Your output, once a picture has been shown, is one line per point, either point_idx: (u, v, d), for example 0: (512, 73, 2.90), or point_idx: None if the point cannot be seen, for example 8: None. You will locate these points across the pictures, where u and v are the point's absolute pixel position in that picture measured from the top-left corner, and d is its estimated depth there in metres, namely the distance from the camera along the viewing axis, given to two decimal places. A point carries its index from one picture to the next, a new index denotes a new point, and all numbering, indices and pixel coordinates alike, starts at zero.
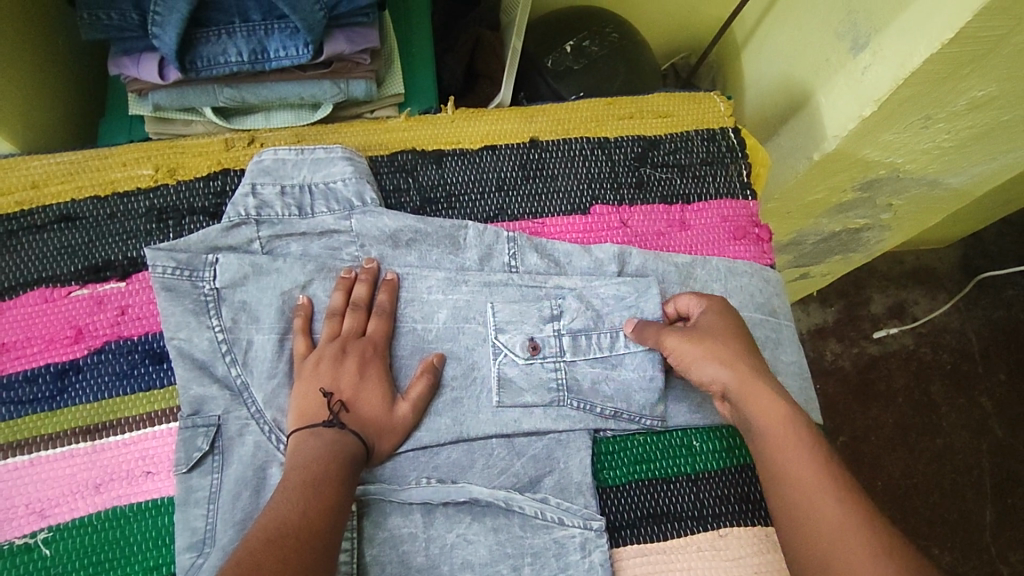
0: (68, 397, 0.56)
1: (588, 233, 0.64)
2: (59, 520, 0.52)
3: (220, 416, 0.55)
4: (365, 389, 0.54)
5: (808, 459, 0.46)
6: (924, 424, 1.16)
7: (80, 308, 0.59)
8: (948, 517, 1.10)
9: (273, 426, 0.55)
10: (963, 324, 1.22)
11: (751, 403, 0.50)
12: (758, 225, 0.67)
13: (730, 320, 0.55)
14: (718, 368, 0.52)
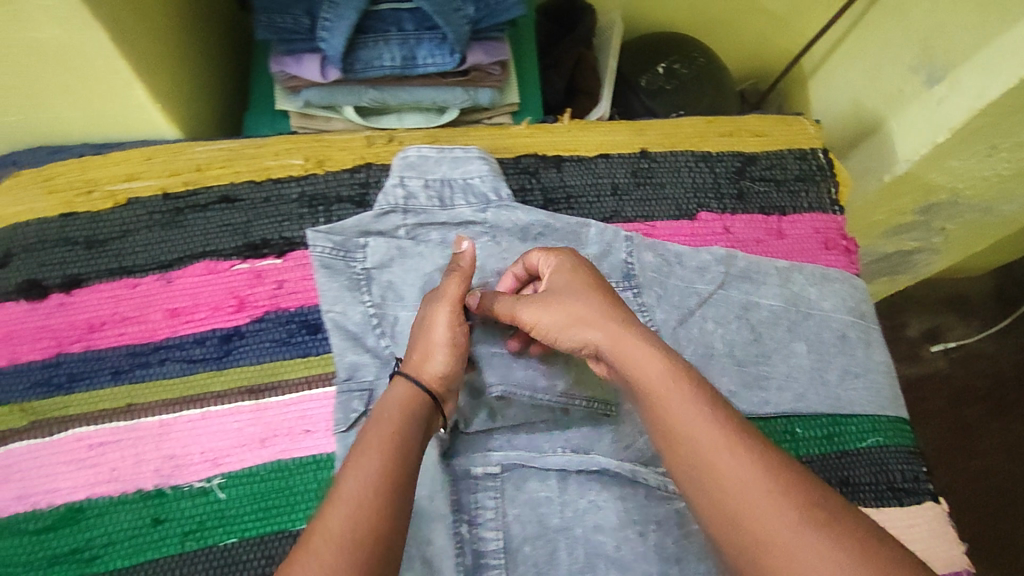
0: (233, 359, 0.62)
1: (695, 237, 0.71)
2: (231, 468, 0.58)
3: (372, 382, 0.60)
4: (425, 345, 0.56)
5: (691, 398, 0.46)
6: (962, 443, 1.21)
7: (241, 280, 0.64)
8: (986, 533, 1.15)
9: None
10: (999, 350, 1.28)
11: (626, 351, 0.49)
12: (846, 237, 0.73)
13: (584, 275, 0.55)
14: (584, 329, 0.52)
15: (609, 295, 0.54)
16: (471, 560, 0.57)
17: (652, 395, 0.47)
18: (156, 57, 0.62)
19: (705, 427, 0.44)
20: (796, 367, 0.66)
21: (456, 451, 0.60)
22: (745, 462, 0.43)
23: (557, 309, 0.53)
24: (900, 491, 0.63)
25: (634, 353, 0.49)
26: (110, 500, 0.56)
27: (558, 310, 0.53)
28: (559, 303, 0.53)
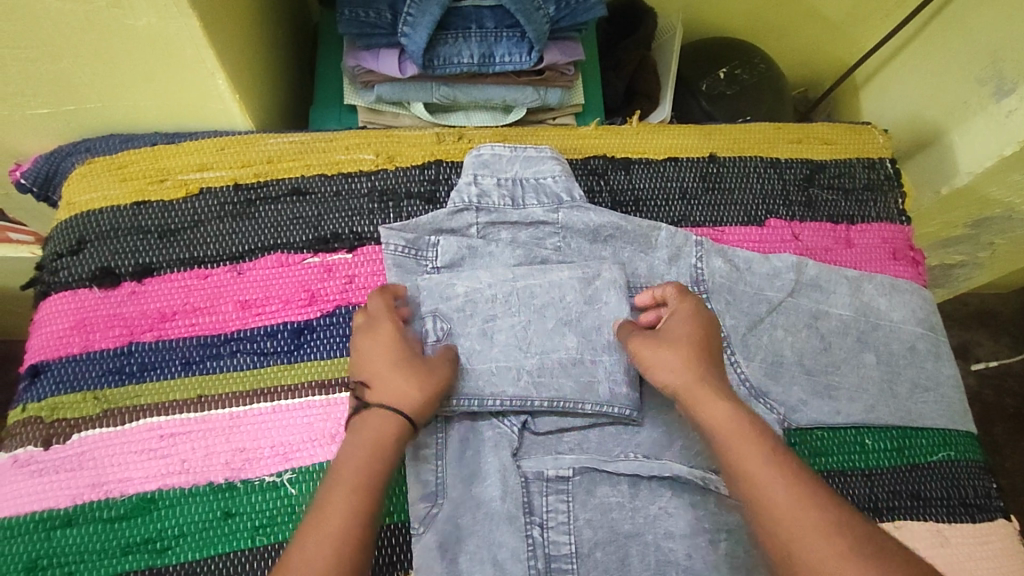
0: (304, 353, 0.61)
1: (764, 243, 0.70)
2: (301, 463, 0.57)
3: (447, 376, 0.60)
4: (373, 363, 0.55)
5: (749, 447, 0.50)
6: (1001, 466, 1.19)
7: (312, 274, 0.64)
8: None
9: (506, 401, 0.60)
10: None
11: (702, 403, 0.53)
12: (913, 248, 0.73)
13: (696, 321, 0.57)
14: (665, 369, 0.55)
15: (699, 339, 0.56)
16: (542, 564, 0.56)
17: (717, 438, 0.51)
18: (236, 49, 0.63)
19: (762, 466, 0.49)
20: (866, 378, 0.65)
21: (524, 453, 0.59)
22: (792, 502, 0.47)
23: (658, 350, 0.56)
24: (973, 507, 0.62)
25: (716, 398, 0.53)
26: (183, 491, 0.56)
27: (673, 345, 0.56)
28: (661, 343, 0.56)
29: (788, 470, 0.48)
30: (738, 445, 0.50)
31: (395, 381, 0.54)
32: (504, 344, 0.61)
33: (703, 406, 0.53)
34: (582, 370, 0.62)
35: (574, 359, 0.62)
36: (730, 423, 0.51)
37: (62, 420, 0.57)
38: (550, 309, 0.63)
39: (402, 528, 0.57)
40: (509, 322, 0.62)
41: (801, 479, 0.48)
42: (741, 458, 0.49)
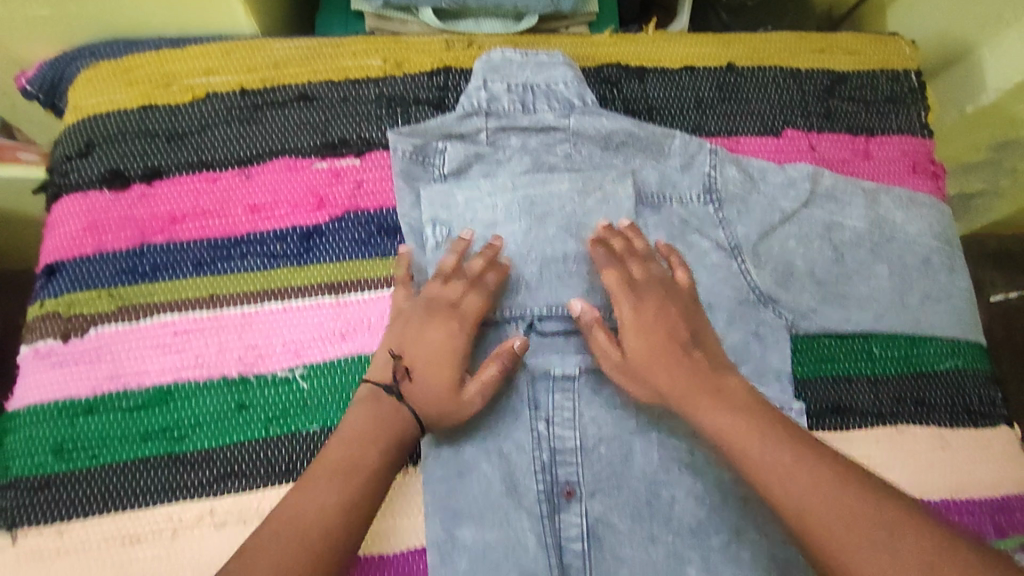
0: (313, 256, 0.61)
1: (779, 154, 0.69)
2: (313, 360, 0.58)
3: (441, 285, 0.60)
4: (443, 365, 0.54)
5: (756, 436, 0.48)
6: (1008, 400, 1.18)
7: (320, 178, 0.64)
8: None
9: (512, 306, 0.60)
10: None
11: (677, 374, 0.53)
12: (934, 163, 0.71)
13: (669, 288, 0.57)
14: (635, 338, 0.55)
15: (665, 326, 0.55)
16: (548, 456, 0.57)
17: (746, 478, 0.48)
18: None
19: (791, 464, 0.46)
20: (878, 289, 0.64)
21: (530, 353, 0.60)
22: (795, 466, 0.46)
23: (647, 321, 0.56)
24: (976, 414, 0.62)
25: (700, 398, 0.52)
26: (197, 384, 0.57)
27: (650, 321, 0.56)
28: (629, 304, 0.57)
29: (757, 436, 0.48)
30: (713, 403, 0.51)
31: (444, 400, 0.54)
32: (505, 252, 0.61)
33: (699, 408, 0.51)
34: (579, 280, 0.61)
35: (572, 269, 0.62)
36: (731, 420, 0.50)
37: (78, 316, 0.59)
38: (551, 217, 0.62)
39: None
40: (510, 232, 0.61)
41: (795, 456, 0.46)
42: (732, 440, 0.49)
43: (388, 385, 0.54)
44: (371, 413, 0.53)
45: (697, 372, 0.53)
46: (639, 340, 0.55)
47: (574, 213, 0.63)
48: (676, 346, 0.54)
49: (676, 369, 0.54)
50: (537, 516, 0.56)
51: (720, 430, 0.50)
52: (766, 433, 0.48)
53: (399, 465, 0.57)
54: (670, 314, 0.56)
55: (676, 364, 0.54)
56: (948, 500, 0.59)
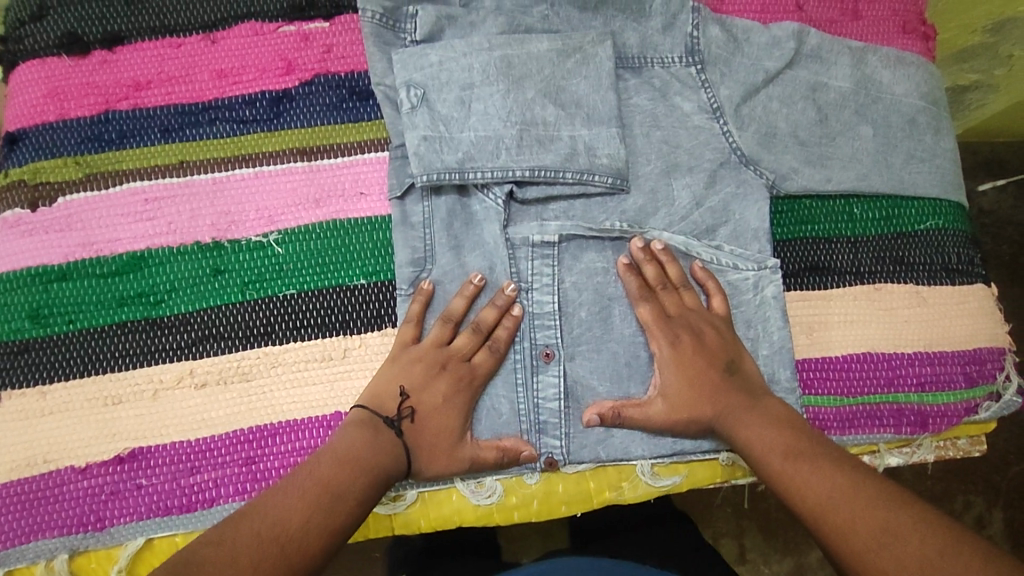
0: (284, 122, 0.60)
1: (765, 13, 0.66)
2: (287, 226, 0.58)
3: (415, 149, 0.56)
4: (446, 415, 0.52)
5: (748, 416, 0.53)
6: None
7: (288, 42, 0.61)
8: None
9: (492, 171, 0.57)
10: None
11: (722, 404, 0.54)
12: (926, 24, 0.69)
13: (704, 339, 0.55)
14: (669, 370, 0.55)
15: (704, 358, 0.55)
16: (526, 322, 0.57)
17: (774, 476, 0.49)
18: None
19: (824, 482, 0.47)
20: (861, 150, 0.63)
21: (512, 220, 0.58)
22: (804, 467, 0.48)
23: (677, 356, 0.55)
24: (954, 272, 0.62)
25: (741, 416, 0.53)
26: (170, 250, 0.56)
27: (678, 357, 0.55)
28: (667, 348, 0.55)
29: (761, 423, 0.52)
30: (737, 410, 0.53)
31: (439, 452, 0.52)
32: (482, 114, 0.58)
33: (737, 424, 0.53)
34: (559, 145, 0.59)
35: (553, 133, 0.60)
36: (768, 438, 0.51)
37: (45, 185, 0.57)
38: (529, 80, 0.60)
39: (388, 286, 0.57)
40: (487, 93, 0.59)
41: (801, 452, 0.49)
42: (749, 439, 0.52)
43: (391, 419, 0.51)
44: (366, 444, 0.49)
45: (727, 392, 0.54)
46: (683, 364, 0.55)
47: (553, 75, 0.61)
48: (710, 370, 0.54)
49: (717, 390, 0.54)
50: (513, 383, 0.56)
51: (759, 446, 0.51)
52: (775, 421, 0.52)
53: (376, 328, 0.56)
54: (698, 332, 0.55)
55: (716, 387, 0.54)
56: (922, 353, 0.60)
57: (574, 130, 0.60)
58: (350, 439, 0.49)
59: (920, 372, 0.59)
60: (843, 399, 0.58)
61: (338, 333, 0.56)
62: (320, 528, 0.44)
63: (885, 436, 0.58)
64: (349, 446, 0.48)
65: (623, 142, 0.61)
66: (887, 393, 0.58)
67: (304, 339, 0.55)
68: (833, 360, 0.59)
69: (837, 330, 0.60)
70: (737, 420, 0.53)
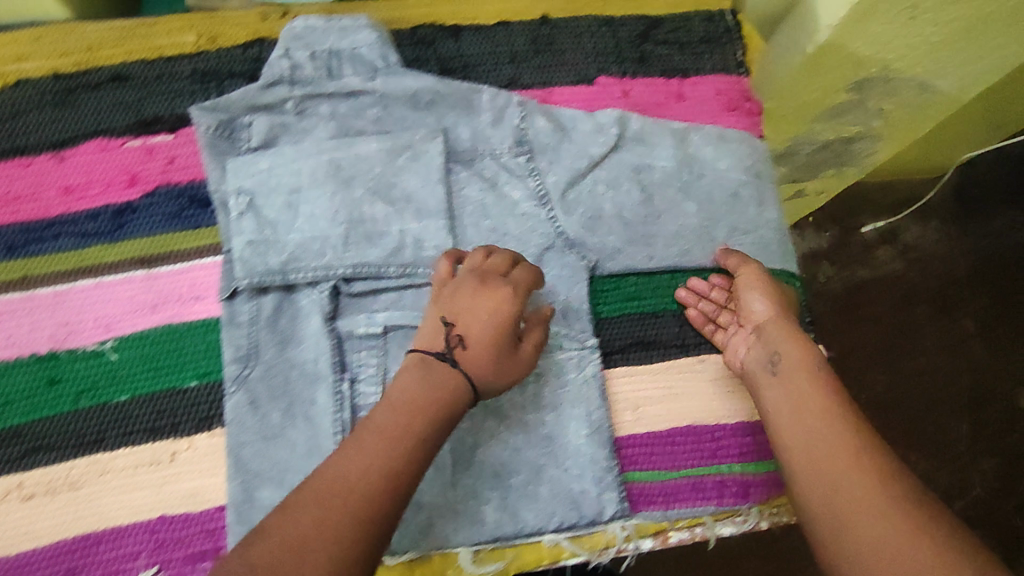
0: (126, 232, 0.63)
1: (592, 101, 0.70)
2: (123, 333, 0.60)
3: (235, 258, 0.59)
4: (473, 316, 0.54)
5: (806, 364, 0.54)
6: None
7: (133, 156, 0.65)
8: None
9: (315, 273, 0.60)
10: None
11: (789, 353, 0.56)
12: (749, 99, 0.72)
13: (768, 286, 0.61)
14: (763, 306, 0.60)
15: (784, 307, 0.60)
16: (350, 414, 0.58)
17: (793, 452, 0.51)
18: None
19: (830, 467, 0.48)
20: (684, 226, 0.66)
21: (340, 314, 0.61)
22: (813, 425, 0.51)
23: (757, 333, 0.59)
24: None
25: (796, 357, 0.55)
26: (9, 363, 0.59)
27: (755, 338, 0.59)
28: (763, 287, 0.61)
29: (814, 377, 0.53)
30: (770, 367, 0.56)
31: (499, 335, 0.54)
32: (309, 216, 0.61)
33: (769, 383, 0.56)
34: (389, 240, 0.62)
35: (382, 229, 0.63)
36: (789, 396, 0.54)
37: None
38: (358, 180, 0.63)
39: (218, 386, 0.59)
40: (314, 196, 0.62)
41: (820, 404, 0.51)
42: (786, 396, 0.54)
43: (442, 351, 0.53)
44: (418, 379, 0.51)
45: (794, 360, 0.55)
46: (779, 307, 0.60)
47: (383, 174, 0.64)
48: (776, 317, 0.59)
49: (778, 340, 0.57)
50: None
51: (795, 427, 0.52)
52: (817, 373, 0.53)
53: (206, 428, 0.58)
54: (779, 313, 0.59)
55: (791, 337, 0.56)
56: (744, 423, 0.62)
57: (403, 225, 0.63)
58: (406, 378, 0.51)
59: (742, 441, 0.62)
60: (667, 472, 0.61)
61: (170, 436, 0.58)
62: (381, 470, 0.45)
63: (708, 508, 0.60)
64: (409, 390, 0.50)
65: (451, 233, 0.64)
66: (710, 464, 0.61)
67: (135, 444, 0.57)
68: (657, 434, 0.62)
69: (661, 404, 0.62)
70: (768, 383, 0.56)
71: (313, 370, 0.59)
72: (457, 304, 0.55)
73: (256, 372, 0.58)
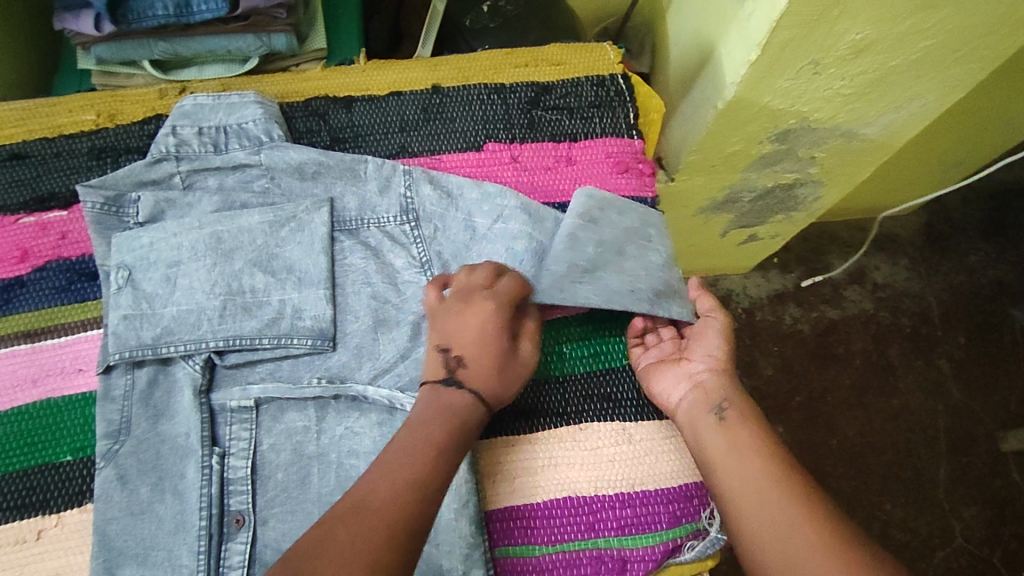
0: (13, 306, 0.64)
1: (480, 168, 0.71)
2: (1, 408, 0.61)
3: (109, 334, 0.60)
4: (456, 330, 0.60)
5: (744, 437, 0.59)
6: (881, 385, 1.30)
7: (26, 232, 0.66)
8: (903, 474, 1.23)
9: (190, 348, 0.61)
10: (925, 290, 1.38)
11: (739, 427, 0.59)
12: (642, 161, 0.73)
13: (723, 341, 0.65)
14: (704, 360, 0.64)
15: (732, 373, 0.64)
16: (218, 489, 0.58)
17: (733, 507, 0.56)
18: None
19: (764, 520, 0.53)
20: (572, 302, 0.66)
21: (216, 386, 0.62)
22: (752, 481, 0.55)
23: (685, 386, 0.63)
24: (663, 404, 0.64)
25: (744, 428, 0.59)
26: None
27: (698, 386, 0.62)
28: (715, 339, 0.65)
29: (753, 441, 0.58)
30: (713, 424, 0.60)
31: (489, 349, 0.59)
32: (187, 289, 0.62)
33: (709, 438, 0.60)
34: (267, 311, 0.63)
35: (261, 300, 0.63)
36: (733, 469, 0.57)
37: None
38: (239, 252, 0.64)
39: (91, 462, 0.60)
40: (194, 268, 0.63)
41: (762, 470, 0.56)
42: (732, 464, 0.57)
43: (444, 376, 0.58)
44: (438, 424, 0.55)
45: (740, 412, 0.60)
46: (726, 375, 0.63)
47: (266, 244, 0.65)
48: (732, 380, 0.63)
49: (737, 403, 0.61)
50: (194, 551, 0.56)
51: (730, 485, 0.56)
52: (766, 443, 0.58)
53: (76, 504, 0.58)
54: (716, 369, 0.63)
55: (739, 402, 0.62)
56: (625, 493, 0.61)
57: (284, 295, 0.64)
58: (421, 411, 0.56)
59: (620, 513, 0.61)
60: (542, 548, 0.59)
61: (37, 513, 0.58)
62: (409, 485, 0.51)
63: None
64: (421, 415, 0.56)
65: (332, 302, 0.64)
66: (587, 538, 0.60)
67: (2, 521, 0.58)
68: (533, 507, 0.60)
69: (540, 475, 0.61)
70: (710, 428, 0.60)
71: (183, 444, 0.59)
72: (454, 320, 0.60)
73: (124, 448, 0.59)
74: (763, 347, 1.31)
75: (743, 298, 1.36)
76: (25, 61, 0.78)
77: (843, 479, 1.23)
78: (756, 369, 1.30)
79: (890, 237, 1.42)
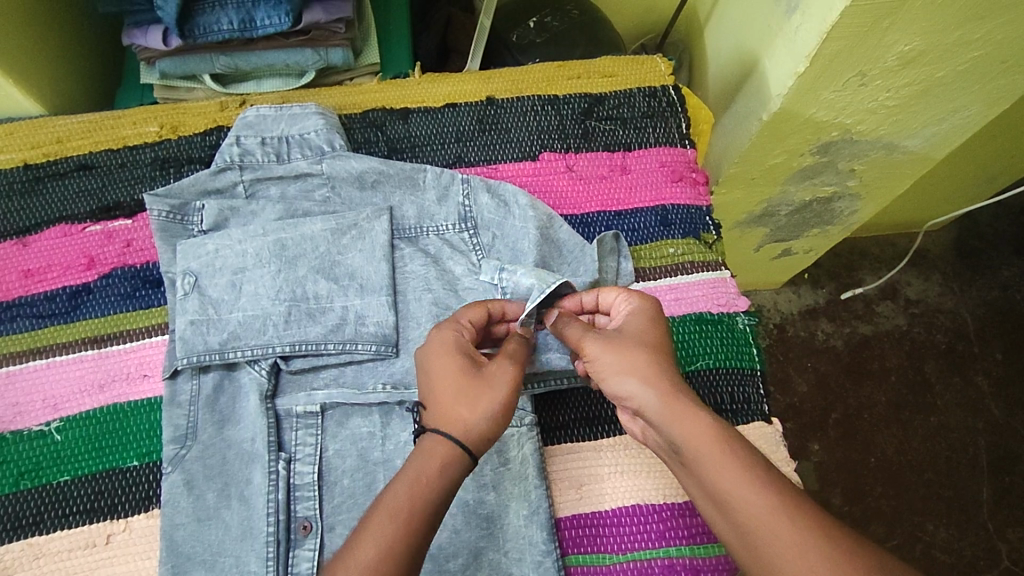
0: (80, 313, 0.65)
1: (535, 177, 0.72)
2: (69, 413, 0.62)
3: (179, 339, 0.61)
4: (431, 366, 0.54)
5: (729, 456, 0.48)
6: (919, 402, 1.28)
7: (93, 240, 0.67)
8: (945, 493, 1.21)
9: (257, 357, 0.62)
10: (960, 306, 1.36)
11: (680, 422, 0.50)
12: (695, 169, 0.74)
13: (652, 329, 0.56)
14: (633, 383, 0.52)
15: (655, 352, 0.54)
16: (285, 494, 0.58)
17: (748, 528, 0.46)
18: (13, 45, 0.67)
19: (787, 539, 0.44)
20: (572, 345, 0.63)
21: (281, 392, 0.62)
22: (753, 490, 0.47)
23: (624, 360, 0.53)
24: (731, 411, 0.65)
25: (689, 421, 0.50)
26: None
27: (622, 368, 0.53)
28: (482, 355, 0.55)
29: (731, 450, 0.49)
30: (672, 403, 0.51)
31: (462, 373, 0.53)
32: (252, 295, 0.63)
33: (677, 424, 0.50)
34: (330, 317, 0.64)
35: (324, 306, 0.64)
36: (729, 470, 0.48)
37: None
38: (302, 259, 0.65)
39: (157, 466, 0.60)
40: (258, 275, 0.64)
41: (754, 482, 0.47)
42: (717, 470, 0.48)
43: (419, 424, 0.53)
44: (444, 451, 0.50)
45: (693, 420, 0.50)
46: (628, 351, 0.54)
47: (329, 252, 0.65)
48: (652, 358, 0.54)
49: (650, 376, 0.52)
50: (264, 559, 0.56)
51: (733, 500, 0.47)
52: (744, 447, 0.49)
53: (143, 509, 0.59)
54: (653, 344, 0.55)
55: (659, 372, 0.53)
56: (696, 501, 0.61)
57: (346, 301, 0.64)
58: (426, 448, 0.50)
59: (692, 522, 0.60)
60: (613, 556, 0.59)
61: (107, 517, 0.58)
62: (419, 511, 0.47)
63: None
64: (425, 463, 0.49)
65: (394, 309, 0.65)
66: (658, 546, 0.59)
67: (73, 526, 0.58)
68: (603, 515, 0.60)
69: (608, 483, 0.61)
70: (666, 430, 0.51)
71: (249, 449, 0.59)
72: (433, 355, 0.54)
73: (190, 453, 0.59)
74: (798, 363, 1.30)
75: (776, 314, 1.34)
76: (87, 74, 0.81)
77: (885, 498, 1.20)
78: (793, 384, 1.28)
79: (924, 252, 1.41)
